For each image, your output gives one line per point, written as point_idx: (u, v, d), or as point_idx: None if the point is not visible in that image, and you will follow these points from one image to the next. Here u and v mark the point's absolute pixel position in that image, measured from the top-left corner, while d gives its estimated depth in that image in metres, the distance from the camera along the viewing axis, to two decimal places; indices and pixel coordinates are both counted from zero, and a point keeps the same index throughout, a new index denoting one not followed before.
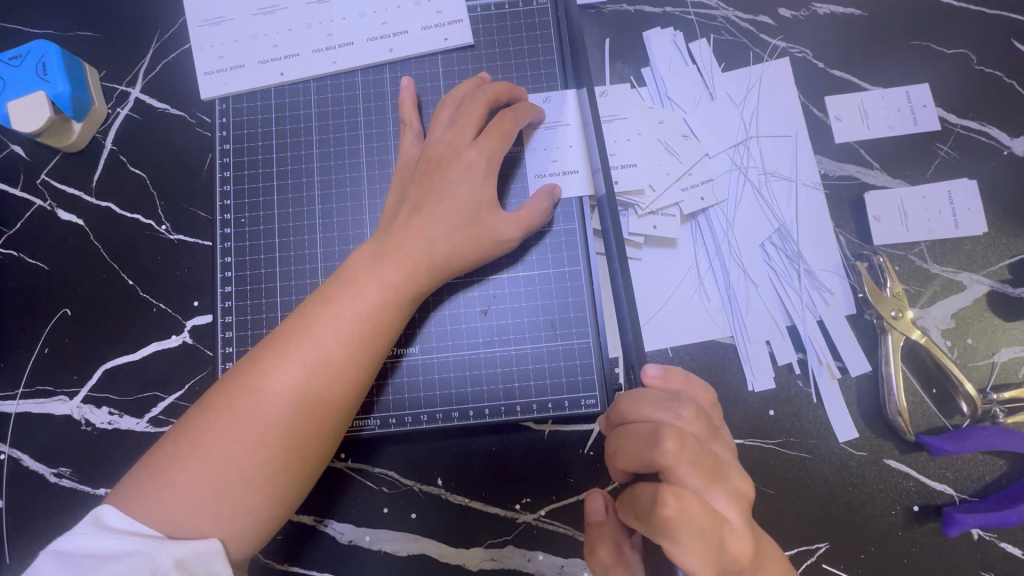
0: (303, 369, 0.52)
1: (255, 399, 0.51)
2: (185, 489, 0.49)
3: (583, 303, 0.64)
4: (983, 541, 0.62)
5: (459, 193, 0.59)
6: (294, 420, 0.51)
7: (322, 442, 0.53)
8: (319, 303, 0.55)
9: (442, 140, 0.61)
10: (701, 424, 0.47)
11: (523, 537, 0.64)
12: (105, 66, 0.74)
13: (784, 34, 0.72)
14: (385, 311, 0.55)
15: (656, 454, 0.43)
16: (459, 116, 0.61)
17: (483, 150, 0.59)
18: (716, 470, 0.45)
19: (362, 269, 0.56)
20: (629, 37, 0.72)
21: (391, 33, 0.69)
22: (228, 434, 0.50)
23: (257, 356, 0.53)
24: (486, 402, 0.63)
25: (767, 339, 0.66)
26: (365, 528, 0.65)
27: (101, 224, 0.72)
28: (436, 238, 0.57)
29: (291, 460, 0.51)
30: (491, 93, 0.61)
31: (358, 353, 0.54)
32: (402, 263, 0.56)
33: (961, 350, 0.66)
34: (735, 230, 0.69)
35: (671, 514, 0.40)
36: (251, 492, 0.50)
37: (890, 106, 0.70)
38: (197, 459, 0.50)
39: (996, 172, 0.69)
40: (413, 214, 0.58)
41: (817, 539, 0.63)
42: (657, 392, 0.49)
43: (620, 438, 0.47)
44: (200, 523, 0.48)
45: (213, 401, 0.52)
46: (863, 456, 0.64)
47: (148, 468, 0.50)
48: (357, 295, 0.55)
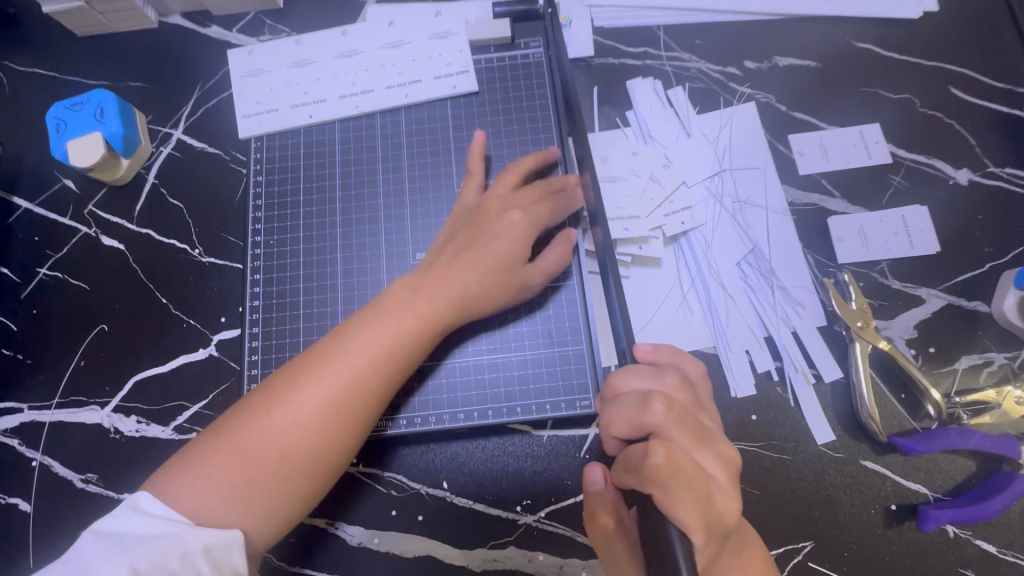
0: (332, 388, 0.57)
1: (288, 413, 0.56)
2: (215, 485, 0.53)
3: (576, 314, 0.70)
4: (959, 539, 0.66)
5: (497, 246, 0.65)
6: (318, 443, 0.56)
7: (337, 463, 0.58)
8: (358, 327, 0.60)
9: (496, 196, 0.69)
10: (685, 392, 0.51)
11: (524, 537, 0.68)
12: (152, 111, 0.84)
13: (749, 82, 0.82)
14: (409, 340, 0.60)
15: (646, 413, 0.47)
16: (513, 180, 0.70)
17: (528, 213, 0.67)
18: (702, 434, 0.48)
19: (396, 302, 0.62)
20: (614, 85, 0.82)
21: (407, 82, 0.79)
22: (257, 442, 0.55)
23: (292, 370, 0.58)
24: (489, 405, 0.68)
25: (746, 348, 0.72)
26: (374, 530, 0.68)
27: (140, 248, 0.79)
28: (469, 282, 0.64)
29: (311, 473, 0.56)
30: (529, 162, 0.72)
31: (378, 386, 0.58)
32: (437, 298, 0.62)
33: (924, 358, 0.72)
34: (714, 251, 0.76)
35: (660, 462, 0.44)
36: (269, 497, 0.54)
37: (847, 143, 0.80)
38: (227, 457, 0.54)
39: (944, 199, 0.77)
40: (455, 257, 0.65)
41: (802, 538, 0.67)
42: (645, 366, 0.53)
43: (611, 408, 0.50)
44: (225, 517, 0.53)
45: (248, 405, 0.57)
46: (841, 458, 0.69)
47: (183, 461, 0.55)
48: (391, 323, 0.60)
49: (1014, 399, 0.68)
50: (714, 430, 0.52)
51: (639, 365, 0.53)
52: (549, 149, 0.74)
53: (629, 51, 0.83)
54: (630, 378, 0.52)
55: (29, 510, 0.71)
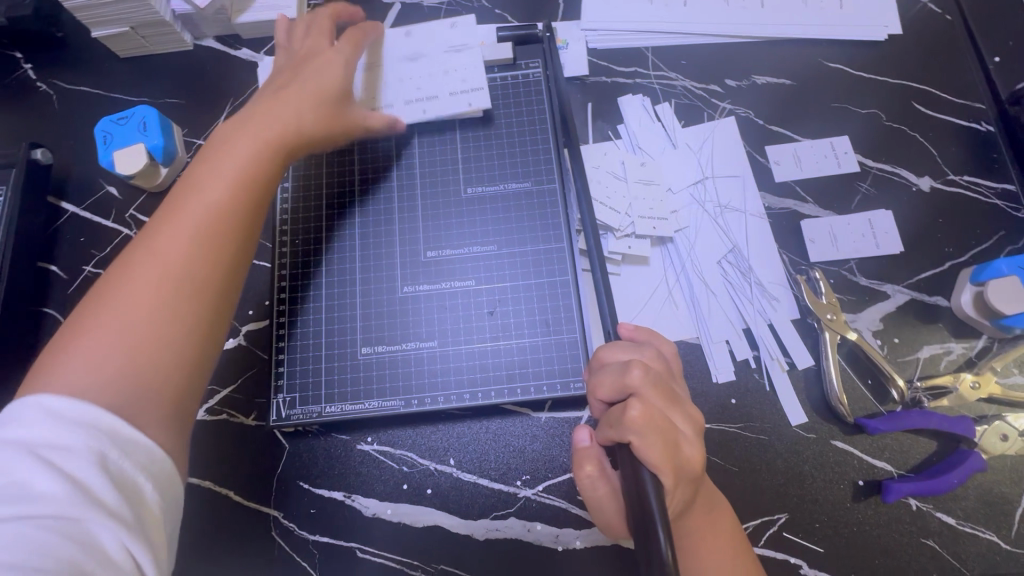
0: (187, 226, 0.58)
1: (155, 283, 0.55)
2: (89, 369, 0.51)
3: (571, 306, 0.78)
4: (920, 511, 0.72)
5: (314, 78, 0.72)
6: (188, 283, 0.56)
7: (211, 311, 0.57)
8: (166, 211, 0.59)
9: (295, 55, 0.76)
10: (660, 362, 0.58)
11: (524, 509, 0.74)
12: (188, 126, 0.93)
13: (730, 98, 0.90)
14: (266, 146, 0.65)
15: (626, 376, 0.54)
16: (311, 33, 0.78)
17: (342, 53, 0.75)
18: (674, 396, 0.56)
19: (222, 146, 0.64)
20: (606, 101, 0.91)
21: (423, 97, 0.84)
22: (116, 315, 0.53)
23: (154, 247, 0.57)
24: (492, 388, 0.76)
25: (726, 338, 0.79)
26: (387, 503, 0.75)
27: None
28: (303, 111, 0.69)
29: (202, 265, 0.57)
30: (331, 12, 0.80)
31: (251, 177, 0.62)
32: (269, 121, 0.66)
33: (890, 348, 0.79)
34: (697, 250, 0.84)
35: (638, 417, 0.51)
36: (143, 363, 0.52)
37: (818, 153, 0.87)
38: (96, 341, 0.52)
39: (908, 204, 0.85)
40: (271, 98, 0.69)
41: (777, 510, 0.73)
42: (628, 341, 0.60)
43: (597, 375, 0.57)
44: (106, 398, 0.50)
45: (108, 295, 0.55)
46: (812, 438, 0.75)
47: (48, 365, 0.52)
48: (224, 158, 0.63)
49: (969, 384, 0.75)
50: (686, 396, 0.59)
51: (620, 340, 0.60)
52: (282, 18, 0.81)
53: (620, 70, 0.92)
54: (615, 351, 0.59)
55: None
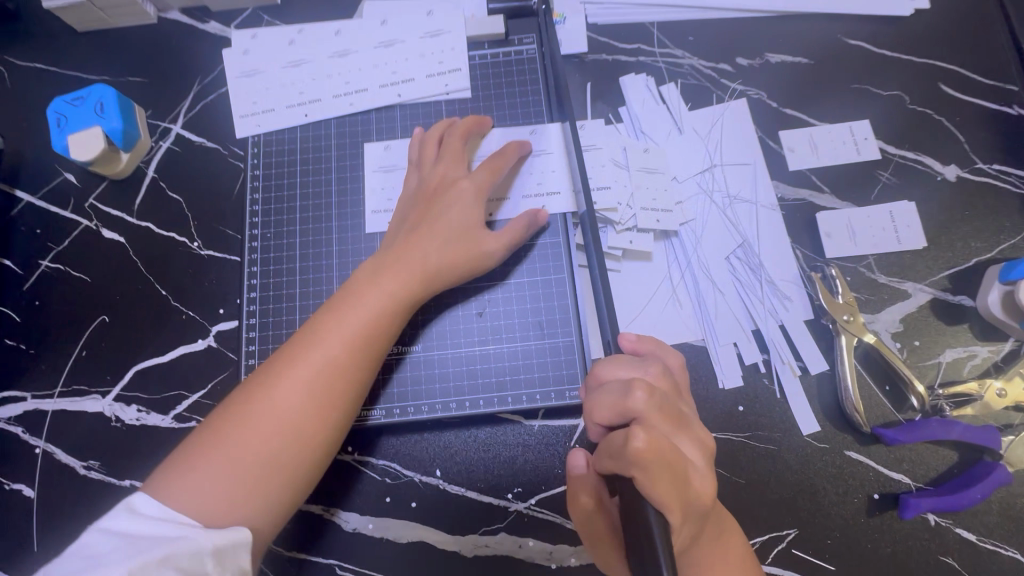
0: (320, 355, 0.60)
1: (267, 399, 0.58)
2: (210, 475, 0.55)
3: (567, 307, 0.72)
4: (940, 526, 0.67)
5: (452, 216, 0.67)
6: (292, 444, 0.58)
7: (311, 469, 0.59)
8: (325, 316, 0.63)
9: (435, 174, 0.70)
10: (667, 380, 0.51)
11: (515, 524, 0.69)
12: (152, 106, 0.85)
13: (741, 78, 0.83)
14: (384, 319, 0.63)
15: (629, 400, 0.47)
16: (444, 153, 0.71)
17: (474, 181, 0.69)
18: (681, 421, 0.49)
19: (366, 280, 0.64)
20: (607, 81, 0.83)
21: (400, 80, 0.80)
22: (247, 423, 0.57)
23: (280, 353, 0.62)
24: (481, 396, 0.70)
25: (734, 340, 0.74)
26: (369, 517, 0.70)
27: (141, 241, 0.81)
28: (430, 252, 0.66)
29: (309, 435, 0.59)
30: (462, 129, 0.73)
31: (359, 353, 0.61)
32: (401, 276, 0.64)
33: (909, 351, 0.73)
34: (704, 245, 0.77)
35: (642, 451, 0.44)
36: (264, 479, 0.57)
37: (836, 138, 0.81)
38: (238, 449, 0.56)
39: (931, 195, 0.78)
40: (410, 233, 0.67)
41: (786, 525, 0.68)
42: (629, 356, 0.53)
43: (595, 395, 0.50)
44: (222, 509, 0.55)
45: (245, 392, 0.60)
46: (825, 448, 0.70)
47: (178, 459, 0.57)
48: (359, 305, 0.62)
49: (995, 391, 0.70)
50: (693, 417, 0.52)
51: (622, 355, 0.54)
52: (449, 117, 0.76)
53: (622, 47, 0.84)
54: (615, 367, 0.52)
55: (32, 495, 0.72)
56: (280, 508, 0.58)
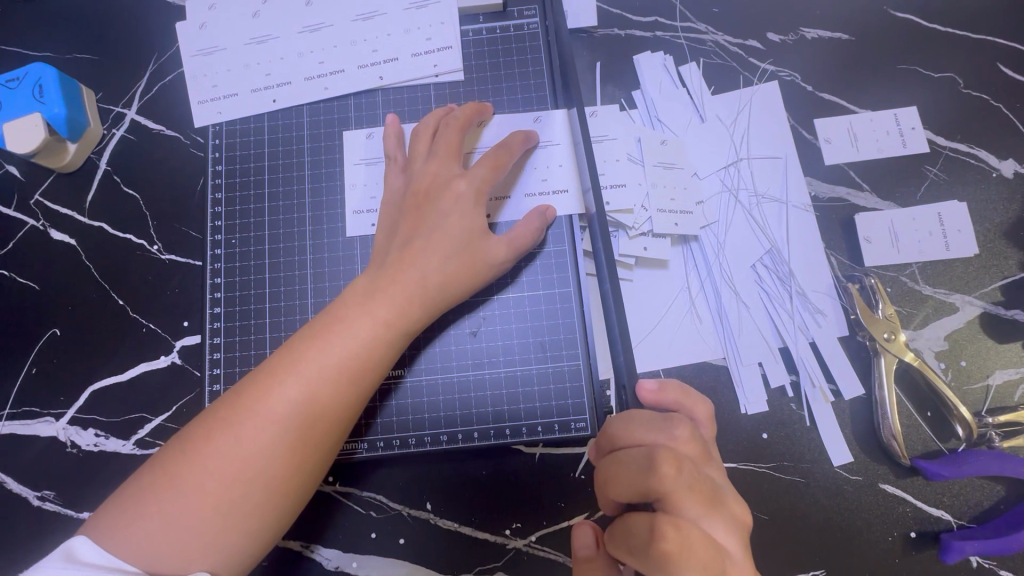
0: (298, 387, 0.52)
1: (236, 436, 0.50)
2: (164, 521, 0.48)
3: (573, 324, 0.64)
4: (982, 568, 0.61)
5: (451, 224, 0.58)
6: (265, 489, 0.50)
7: (285, 515, 0.52)
8: (305, 340, 0.54)
9: (427, 173, 0.61)
10: (696, 445, 0.46)
11: (513, 563, 0.63)
12: (101, 88, 0.74)
13: (772, 58, 0.73)
14: (373, 350, 0.55)
15: (654, 479, 0.43)
16: (438, 146, 0.62)
17: (473, 181, 0.60)
18: (714, 496, 0.45)
19: (355, 301, 0.56)
20: (619, 60, 0.73)
21: (382, 60, 0.70)
22: (209, 465, 0.49)
23: (252, 378, 0.53)
24: (475, 425, 0.63)
25: (759, 360, 0.66)
26: (352, 554, 0.63)
27: (92, 243, 0.71)
28: (428, 269, 0.57)
29: (281, 480, 0.51)
30: (461, 118, 0.63)
31: (343, 387, 0.53)
32: (395, 299, 0.56)
33: (954, 372, 0.65)
34: (726, 252, 0.69)
35: (671, 547, 0.41)
36: (229, 528, 0.49)
37: (879, 129, 0.71)
38: (201, 487, 0.49)
39: (985, 194, 0.69)
40: (405, 247, 0.58)
41: (813, 566, 0.62)
42: (651, 414, 0.48)
43: (612, 467, 0.47)
44: (178, 560, 0.47)
45: (209, 420, 0.52)
46: (858, 481, 0.63)
47: (127, 498, 0.49)
48: (346, 331, 0.54)
49: None
50: (724, 484, 0.48)
51: (641, 412, 0.49)
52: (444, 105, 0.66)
53: (637, 20, 0.73)
54: (636, 430, 0.47)
55: None
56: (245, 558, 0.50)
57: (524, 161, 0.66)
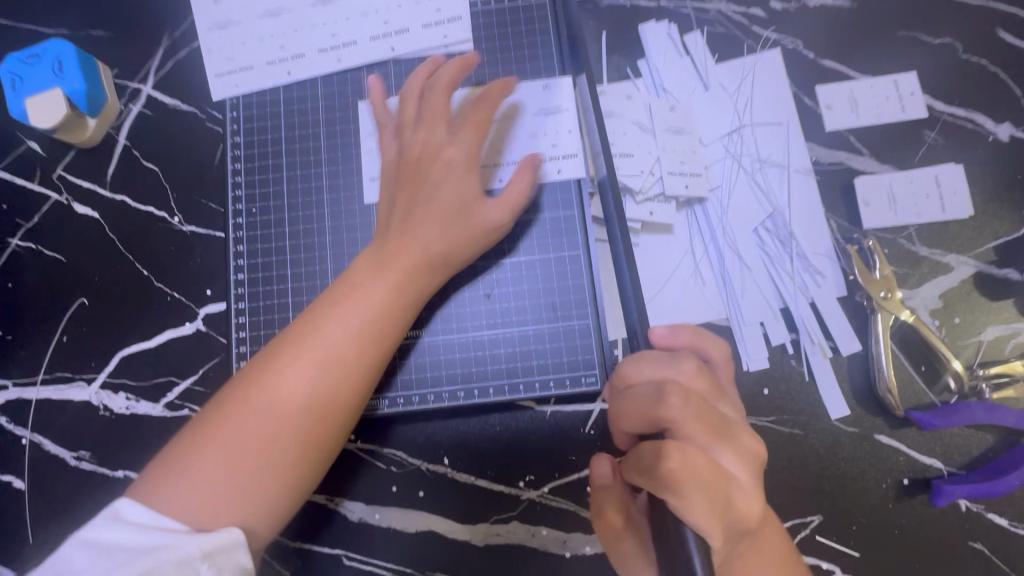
0: (321, 352, 0.55)
1: (263, 401, 0.53)
2: (200, 482, 0.50)
3: (583, 286, 0.66)
4: (970, 512, 0.65)
5: (446, 192, 0.61)
6: (293, 449, 0.53)
7: (312, 474, 0.55)
8: (324, 309, 0.57)
9: (418, 140, 0.62)
10: (703, 379, 0.48)
11: (527, 513, 0.66)
12: (117, 64, 0.76)
13: (775, 25, 0.74)
14: (390, 314, 0.58)
15: (663, 409, 0.45)
16: (426, 112, 0.63)
17: (463, 147, 0.62)
18: (721, 428, 0.46)
19: (366, 271, 0.59)
20: (625, 30, 0.74)
21: (392, 32, 0.71)
22: (240, 428, 0.52)
23: (273, 348, 0.56)
24: (490, 382, 0.66)
25: (760, 319, 0.69)
26: (375, 506, 0.67)
27: (115, 216, 0.74)
28: (429, 239, 0.60)
29: (312, 438, 0.54)
30: (448, 80, 0.63)
31: (363, 351, 0.56)
32: (406, 266, 0.59)
33: (948, 329, 0.68)
34: (730, 216, 0.71)
35: (676, 467, 0.42)
36: (261, 486, 0.52)
37: (879, 94, 0.73)
38: (232, 450, 0.52)
39: (981, 157, 0.71)
40: (405, 216, 0.61)
41: (811, 512, 0.65)
42: (660, 353, 0.50)
43: (624, 401, 0.49)
44: (215, 516, 0.50)
45: (235, 389, 0.54)
46: (854, 432, 0.66)
47: (161, 464, 0.52)
48: (362, 299, 0.57)
49: None
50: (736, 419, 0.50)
51: (650, 351, 0.51)
52: (431, 64, 0.66)
53: None
54: (646, 368, 0.49)
55: (22, 488, 0.69)
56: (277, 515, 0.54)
57: (507, 127, 0.67)
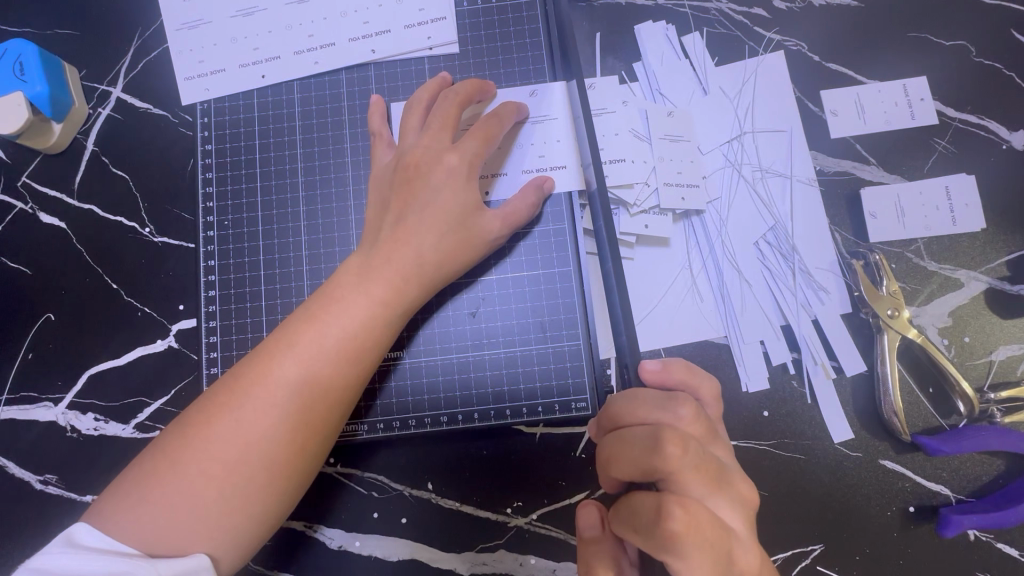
0: (294, 368, 0.51)
1: (235, 421, 0.50)
2: (167, 506, 0.48)
3: (573, 304, 0.63)
4: (979, 541, 0.62)
5: (442, 199, 0.57)
6: (264, 473, 0.50)
7: (286, 497, 0.52)
8: (298, 324, 0.53)
9: (418, 146, 0.59)
10: (700, 424, 0.46)
11: (515, 540, 0.63)
12: (84, 65, 0.72)
13: (778, 26, 0.70)
14: (371, 328, 0.54)
15: (659, 460, 0.43)
16: (432, 120, 0.59)
17: (464, 154, 0.58)
18: (719, 476, 0.45)
19: (351, 281, 0.55)
20: (620, 31, 0.70)
21: (373, 32, 0.67)
22: (209, 448, 0.49)
23: (247, 363, 0.53)
24: (476, 406, 0.62)
25: (760, 338, 0.65)
26: (355, 534, 0.64)
27: (83, 227, 0.70)
28: (423, 247, 0.56)
29: (283, 461, 0.50)
30: (461, 94, 0.60)
31: (342, 368, 0.53)
32: (391, 277, 0.55)
33: (958, 348, 0.65)
34: (729, 229, 0.68)
35: (679, 528, 0.41)
36: (230, 511, 0.49)
37: (887, 100, 0.69)
38: (197, 474, 0.48)
39: (994, 167, 0.67)
40: (397, 226, 0.57)
41: (812, 541, 0.62)
42: (656, 392, 0.48)
43: (615, 445, 0.46)
44: (181, 542, 0.47)
45: (205, 406, 0.51)
46: (858, 457, 0.63)
47: (125, 485, 0.49)
48: (343, 312, 0.54)
49: None
50: (730, 463, 0.48)
51: (645, 390, 0.48)
52: (441, 76, 0.63)
53: None
54: (639, 409, 0.47)
55: None
56: (250, 540, 0.51)
57: (512, 135, 0.64)
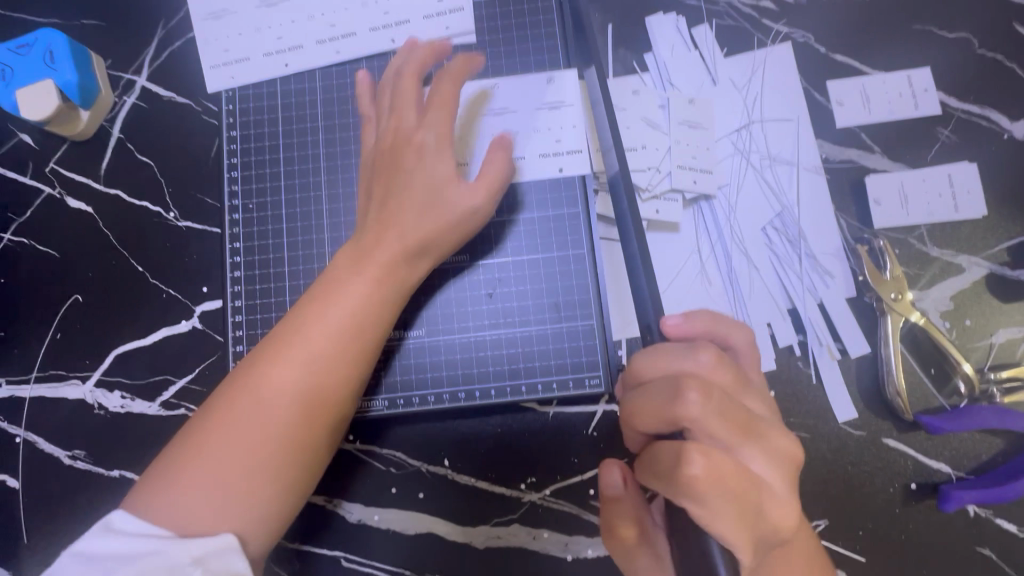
0: (300, 349, 0.53)
1: (250, 402, 0.52)
2: (194, 488, 0.50)
3: (586, 286, 0.65)
4: (978, 517, 0.64)
5: (421, 177, 0.58)
6: (283, 448, 0.52)
7: (306, 472, 0.54)
8: (302, 308, 0.56)
9: (392, 125, 0.60)
10: (724, 370, 0.46)
11: (529, 515, 0.65)
12: (111, 54, 0.74)
13: (786, 18, 0.72)
14: (374, 308, 0.56)
15: (678, 406, 0.43)
16: (416, 100, 0.60)
17: (433, 129, 0.58)
18: (749, 426, 0.44)
19: (347, 265, 0.57)
20: (631, 22, 0.72)
21: (393, 22, 0.69)
22: (227, 430, 0.51)
23: (258, 349, 0.55)
24: (492, 384, 0.64)
25: (767, 320, 0.67)
26: (374, 508, 0.66)
27: (109, 211, 0.72)
28: (407, 229, 0.57)
29: (299, 437, 0.53)
30: (454, 72, 0.59)
31: (345, 345, 0.55)
32: (386, 258, 0.57)
33: (958, 331, 0.67)
34: (737, 215, 0.70)
35: (699, 474, 0.41)
36: (255, 487, 0.51)
37: (891, 90, 0.71)
38: (219, 454, 0.50)
39: (995, 156, 0.69)
40: (382, 207, 0.59)
41: (817, 516, 0.64)
42: (677, 343, 0.48)
43: (636, 397, 0.47)
44: (211, 520, 0.49)
45: (221, 393, 0.54)
46: (861, 436, 0.65)
47: (153, 473, 0.51)
48: (343, 293, 0.56)
49: None
50: (766, 417, 0.47)
51: (668, 343, 0.49)
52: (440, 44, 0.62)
53: None
54: (660, 361, 0.48)
55: (16, 487, 0.68)
56: (276, 515, 0.53)
57: (529, 120, 0.66)
